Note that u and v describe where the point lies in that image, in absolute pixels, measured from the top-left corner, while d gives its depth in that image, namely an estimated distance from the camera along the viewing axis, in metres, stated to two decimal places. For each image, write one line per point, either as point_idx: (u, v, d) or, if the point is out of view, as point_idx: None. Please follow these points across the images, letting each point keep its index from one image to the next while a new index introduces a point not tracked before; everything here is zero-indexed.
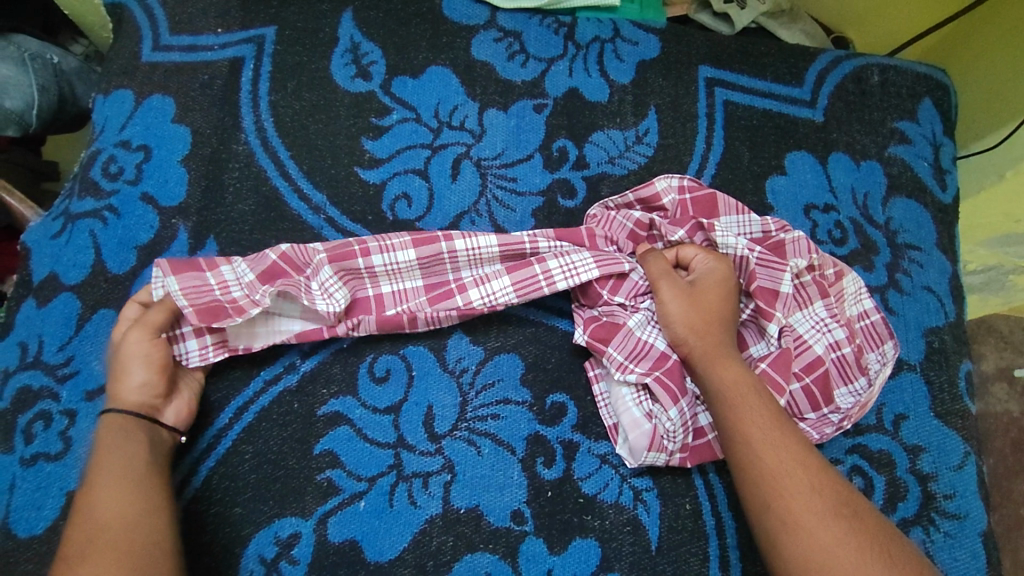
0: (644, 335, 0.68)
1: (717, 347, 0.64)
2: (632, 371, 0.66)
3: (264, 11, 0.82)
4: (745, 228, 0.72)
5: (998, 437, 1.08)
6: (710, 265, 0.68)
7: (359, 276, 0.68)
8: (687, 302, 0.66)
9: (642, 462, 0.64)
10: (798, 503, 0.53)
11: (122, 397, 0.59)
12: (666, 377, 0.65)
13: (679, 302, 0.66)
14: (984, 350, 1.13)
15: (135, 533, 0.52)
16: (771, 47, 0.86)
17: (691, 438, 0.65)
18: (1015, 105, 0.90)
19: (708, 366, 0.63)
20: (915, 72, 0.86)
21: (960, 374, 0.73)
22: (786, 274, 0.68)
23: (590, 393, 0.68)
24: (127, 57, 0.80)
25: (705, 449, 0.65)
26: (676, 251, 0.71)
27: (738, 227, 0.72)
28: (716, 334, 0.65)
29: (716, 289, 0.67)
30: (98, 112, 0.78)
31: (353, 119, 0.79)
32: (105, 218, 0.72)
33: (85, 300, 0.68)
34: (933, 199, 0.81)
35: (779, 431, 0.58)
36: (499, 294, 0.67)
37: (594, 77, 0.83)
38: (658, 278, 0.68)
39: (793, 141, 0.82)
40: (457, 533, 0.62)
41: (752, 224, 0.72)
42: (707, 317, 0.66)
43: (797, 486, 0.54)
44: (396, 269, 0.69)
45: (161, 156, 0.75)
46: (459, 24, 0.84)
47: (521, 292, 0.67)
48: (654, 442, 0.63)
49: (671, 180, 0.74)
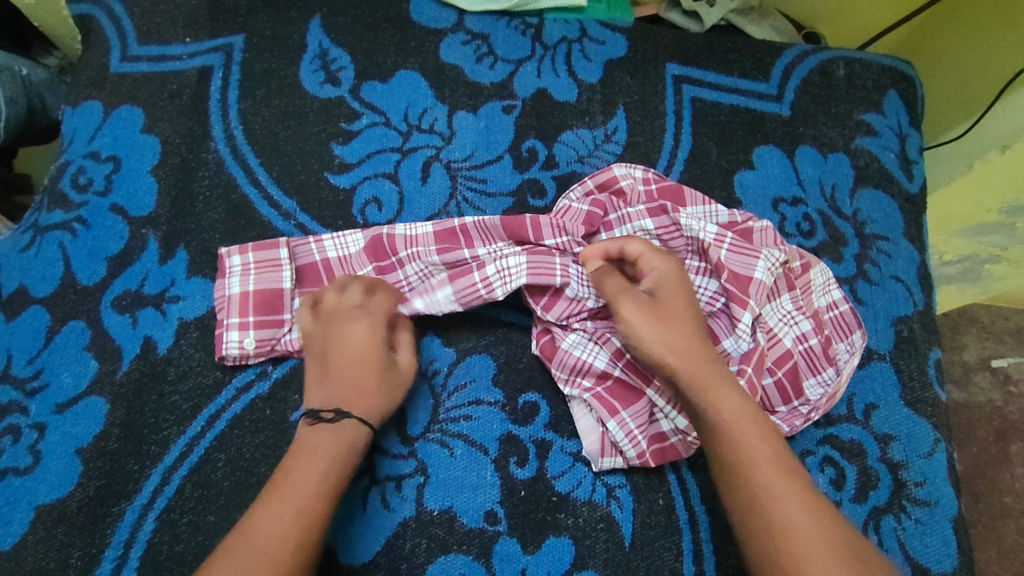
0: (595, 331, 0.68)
1: (702, 367, 0.61)
2: (578, 384, 0.67)
3: (232, 20, 0.82)
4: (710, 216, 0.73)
5: (982, 427, 1.09)
6: (660, 267, 0.66)
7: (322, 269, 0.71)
8: (654, 321, 0.63)
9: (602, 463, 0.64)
10: (797, 531, 0.53)
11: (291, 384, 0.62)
12: (608, 393, 0.66)
13: (648, 322, 0.63)
14: (965, 341, 1.14)
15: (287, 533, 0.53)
16: (737, 43, 0.87)
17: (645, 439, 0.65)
18: (982, 95, 0.91)
19: (698, 391, 0.60)
20: (879, 65, 0.87)
21: (930, 362, 0.74)
22: (759, 262, 0.68)
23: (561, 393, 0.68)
24: (95, 68, 0.80)
25: (670, 450, 0.65)
26: (619, 246, 0.68)
27: (704, 213, 0.73)
28: (698, 355, 0.62)
29: (678, 293, 0.65)
30: (67, 124, 0.78)
31: (322, 125, 0.79)
32: (74, 230, 0.72)
33: (55, 313, 0.68)
34: (900, 189, 0.82)
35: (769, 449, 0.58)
36: (444, 305, 0.67)
37: (563, 77, 0.83)
38: (617, 297, 0.65)
39: (761, 136, 0.83)
40: (430, 535, 0.62)
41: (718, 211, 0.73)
42: (677, 332, 0.63)
43: (789, 505, 0.54)
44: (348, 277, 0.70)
45: (130, 167, 0.75)
46: (427, 28, 0.84)
47: (462, 301, 0.67)
48: (605, 447, 0.65)
49: (633, 171, 0.75)
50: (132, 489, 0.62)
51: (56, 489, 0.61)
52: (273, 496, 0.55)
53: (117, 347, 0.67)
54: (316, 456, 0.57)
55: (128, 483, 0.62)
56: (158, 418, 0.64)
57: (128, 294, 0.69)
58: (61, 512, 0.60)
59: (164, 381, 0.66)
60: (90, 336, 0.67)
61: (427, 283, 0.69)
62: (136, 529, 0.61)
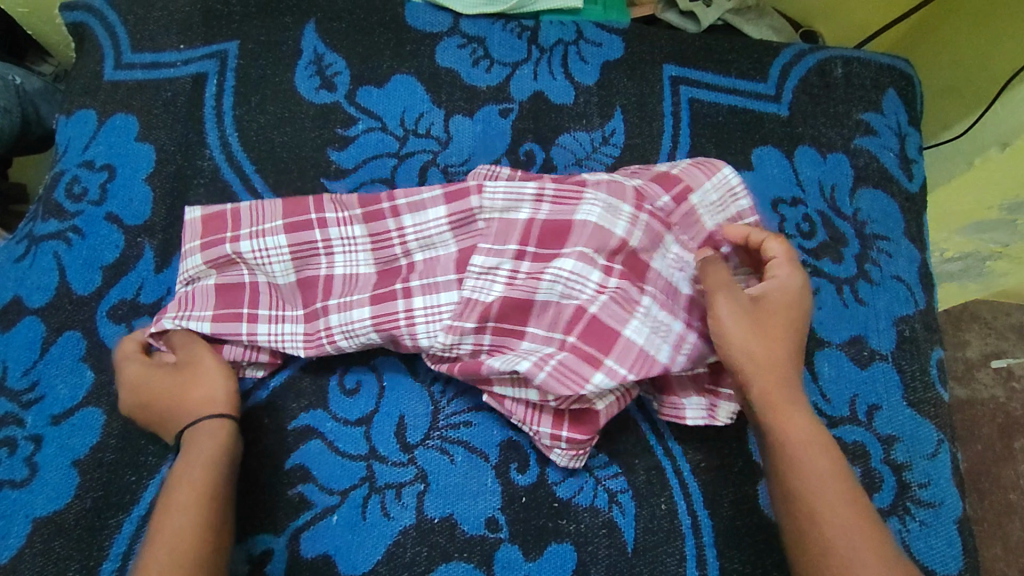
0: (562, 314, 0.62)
1: (780, 387, 0.58)
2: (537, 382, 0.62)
3: (226, 26, 0.82)
4: (725, 204, 0.69)
5: (986, 424, 1.09)
6: (785, 277, 0.62)
7: (314, 252, 0.67)
8: (745, 324, 0.59)
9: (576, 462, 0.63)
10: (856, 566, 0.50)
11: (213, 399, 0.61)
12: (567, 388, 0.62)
13: (742, 323, 0.59)
14: (968, 338, 1.14)
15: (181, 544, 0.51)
16: (734, 44, 0.87)
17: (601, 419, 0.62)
18: (982, 93, 0.91)
19: (768, 410, 0.57)
20: (878, 63, 0.87)
21: (932, 361, 0.73)
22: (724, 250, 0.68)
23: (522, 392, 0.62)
24: (89, 76, 0.79)
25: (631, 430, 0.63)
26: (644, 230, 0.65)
27: (719, 197, 0.69)
28: (783, 370, 0.59)
29: (781, 310, 0.61)
30: (61, 133, 0.77)
31: (318, 131, 0.78)
32: (69, 239, 0.71)
33: (50, 324, 0.67)
34: (900, 188, 0.81)
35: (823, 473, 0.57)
36: (443, 312, 0.64)
37: (559, 79, 0.83)
38: (717, 291, 0.61)
39: (759, 136, 0.82)
40: (431, 543, 0.61)
41: (733, 196, 0.69)
42: (764, 335, 0.59)
43: (849, 539, 0.51)
44: (349, 302, 0.65)
45: (125, 175, 0.74)
46: (422, 31, 0.84)
47: (459, 316, 0.63)
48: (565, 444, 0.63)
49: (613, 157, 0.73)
50: (129, 501, 0.61)
51: (53, 501, 0.60)
52: (157, 534, 0.52)
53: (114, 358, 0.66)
54: (191, 487, 0.54)
55: (126, 494, 0.61)
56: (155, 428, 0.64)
57: (124, 304, 0.69)
58: (58, 525, 0.59)
59: None
60: (86, 346, 0.67)
61: (432, 285, 0.65)
62: (134, 541, 0.60)
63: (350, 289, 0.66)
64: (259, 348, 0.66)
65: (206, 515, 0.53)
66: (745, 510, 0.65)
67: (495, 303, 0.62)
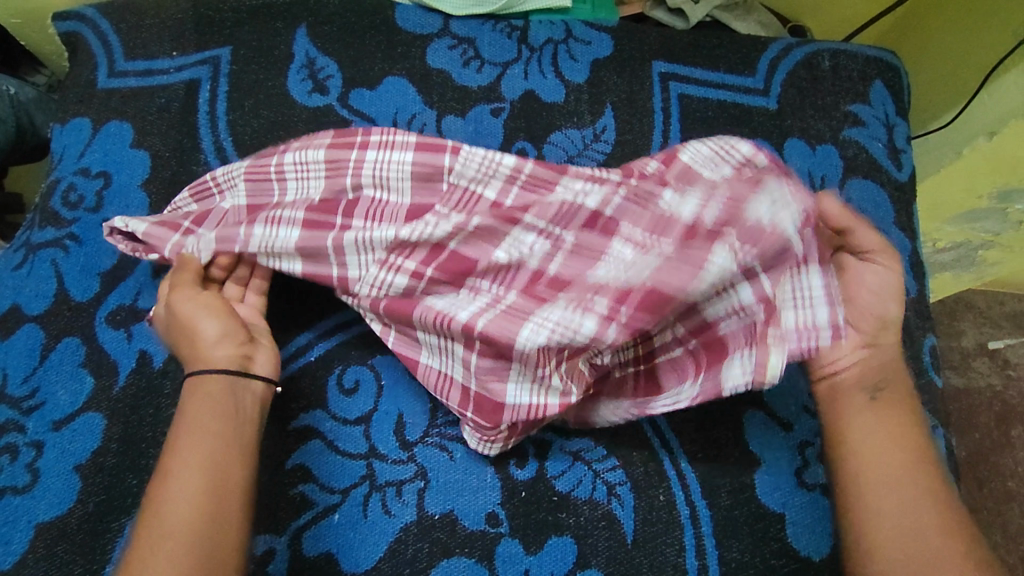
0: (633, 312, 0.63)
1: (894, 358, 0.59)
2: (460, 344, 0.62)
3: (218, 32, 0.82)
4: (715, 162, 0.64)
5: (983, 412, 1.10)
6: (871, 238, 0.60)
7: (269, 178, 0.68)
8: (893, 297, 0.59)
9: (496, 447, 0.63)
10: (895, 494, 0.54)
11: (207, 358, 0.59)
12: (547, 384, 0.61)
13: (886, 301, 0.59)
14: (963, 327, 1.15)
15: (170, 518, 0.50)
16: (722, 39, 0.88)
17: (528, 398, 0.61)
18: (967, 84, 0.92)
19: (880, 366, 0.59)
20: (865, 55, 0.88)
21: (925, 349, 0.74)
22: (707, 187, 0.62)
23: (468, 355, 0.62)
24: (83, 85, 0.80)
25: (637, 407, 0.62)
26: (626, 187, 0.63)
27: (712, 152, 0.65)
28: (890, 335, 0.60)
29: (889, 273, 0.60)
30: (56, 141, 0.78)
31: (312, 134, 0.79)
32: (67, 246, 0.72)
33: (49, 330, 0.68)
34: (889, 178, 0.82)
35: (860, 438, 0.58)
36: (376, 240, 0.62)
37: (550, 78, 0.84)
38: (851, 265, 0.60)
39: (749, 130, 0.83)
40: (433, 539, 0.62)
41: (732, 146, 0.65)
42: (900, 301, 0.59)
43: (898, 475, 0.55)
44: (278, 218, 0.65)
45: (121, 182, 0.75)
46: (412, 33, 0.84)
47: (393, 246, 0.62)
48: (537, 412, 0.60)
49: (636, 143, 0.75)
50: (131, 504, 0.62)
51: (55, 507, 0.61)
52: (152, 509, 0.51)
53: (113, 363, 0.67)
54: (195, 454, 0.54)
55: (128, 498, 0.62)
56: (156, 431, 0.64)
57: (122, 309, 0.69)
58: (61, 530, 0.60)
59: (161, 395, 0.66)
60: (85, 352, 0.67)
61: (376, 217, 0.65)
62: None
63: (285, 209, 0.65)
64: None
65: (198, 485, 0.52)
66: (743, 500, 0.65)
67: (454, 272, 0.62)
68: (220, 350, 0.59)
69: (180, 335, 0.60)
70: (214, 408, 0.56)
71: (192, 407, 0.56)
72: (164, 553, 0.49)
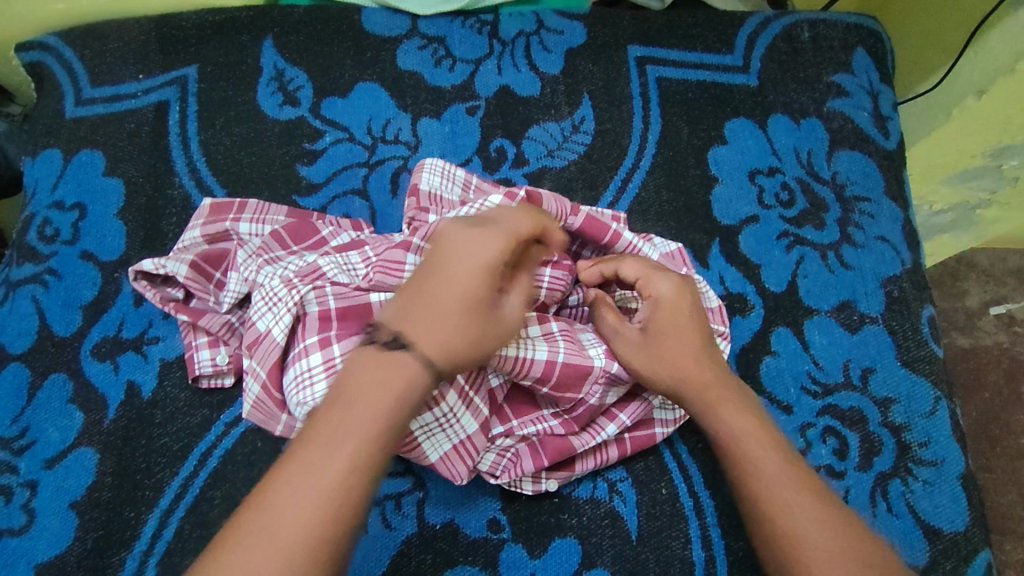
0: (477, 443, 0.59)
1: (705, 394, 0.57)
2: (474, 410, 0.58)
3: (183, 51, 0.81)
4: (449, 179, 0.70)
5: (991, 370, 1.08)
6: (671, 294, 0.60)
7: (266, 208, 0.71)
8: (689, 324, 0.59)
9: (553, 481, 0.62)
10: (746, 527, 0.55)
11: (427, 337, 0.50)
12: (551, 443, 0.61)
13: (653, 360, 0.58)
14: (966, 287, 1.14)
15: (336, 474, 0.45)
16: (698, 17, 0.85)
17: (527, 463, 0.61)
18: (951, 45, 0.90)
19: (706, 416, 0.57)
20: (845, 22, 0.86)
21: (923, 319, 0.73)
22: None
23: (445, 453, 0.58)
24: (51, 115, 0.79)
25: (563, 445, 0.61)
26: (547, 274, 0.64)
27: (442, 179, 0.70)
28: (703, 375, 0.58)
29: (678, 318, 0.59)
30: (28, 175, 0.77)
31: (286, 147, 0.78)
32: (46, 282, 0.71)
33: (34, 368, 0.67)
34: (878, 147, 0.80)
35: (748, 463, 0.54)
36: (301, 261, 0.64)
37: (524, 71, 0.82)
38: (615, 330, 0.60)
39: (731, 109, 0.81)
40: (435, 550, 0.61)
41: (451, 172, 0.71)
42: (651, 351, 0.58)
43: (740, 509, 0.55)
44: (263, 216, 0.70)
45: (97, 212, 0.74)
46: (381, 36, 0.83)
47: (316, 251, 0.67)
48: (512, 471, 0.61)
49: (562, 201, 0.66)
50: (130, 537, 0.61)
51: (53, 546, 0.60)
52: (318, 456, 0.45)
53: (102, 396, 0.66)
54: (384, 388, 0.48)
55: (127, 531, 0.61)
56: (150, 462, 0.64)
57: (106, 340, 0.68)
58: (61, 568, 0.60)
59: (152, 424, 0.65)
60: (73, 388, 0.66)
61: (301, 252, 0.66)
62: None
63: (264, 210, 0.71)
64: (224, 370, 0.66)
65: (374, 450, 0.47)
66: None
67: None
68: (437, 344, 0.50)
69: (468, 304, 0.51)
70: (394, 383, 0.48)
71: (373, 362, 0.49)
72: (337, 481, 0.45)
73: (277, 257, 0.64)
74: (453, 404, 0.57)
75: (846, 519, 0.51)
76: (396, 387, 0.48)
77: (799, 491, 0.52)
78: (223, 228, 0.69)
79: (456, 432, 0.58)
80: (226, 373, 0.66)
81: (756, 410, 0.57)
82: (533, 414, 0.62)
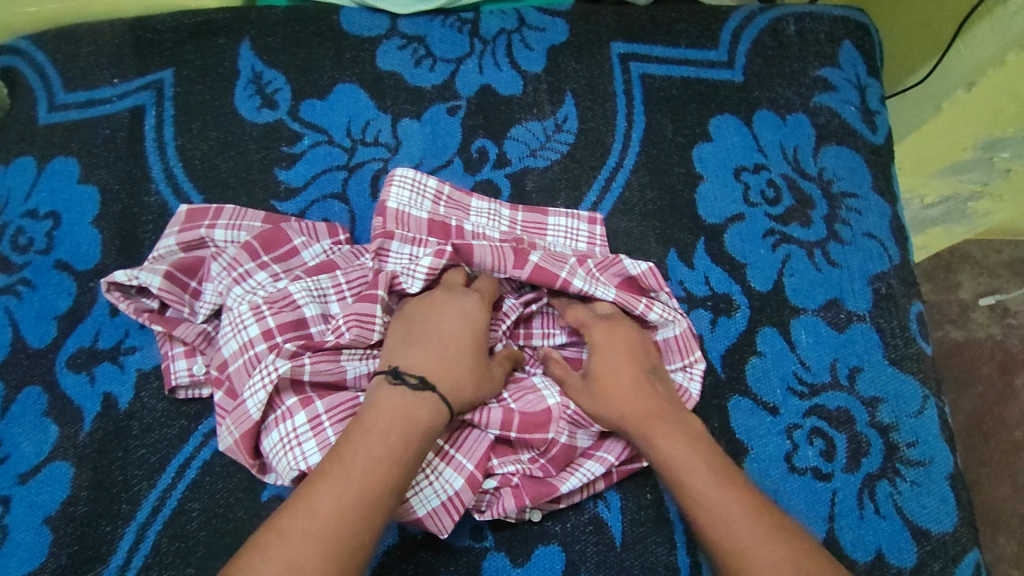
0: (465, 498, 0.58)
1: (645, 419, 0.57)
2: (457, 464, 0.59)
3: (158, 54, 0.79)
4: (420, 192, 0.70)
5: (985, 363, 1.07)
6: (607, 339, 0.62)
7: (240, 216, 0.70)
8: (624, 355, 0.61)
9: (537, 510, 0.62)
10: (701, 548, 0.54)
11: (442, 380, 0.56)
12: (536, 484, 0.60)
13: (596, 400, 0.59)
14: (959, 279, 1.13)
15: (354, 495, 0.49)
16: (681, 13, 0.84)
17: (509, 502, 0.60)
18: (940, 36, 0.88)
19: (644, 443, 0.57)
20: (831, 16, 0.84)
21: (911, 316, 0.72)
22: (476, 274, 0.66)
23: (433, 511, 0.58)
24: (25, 122, 0.77)
25: (546, 485, 0.60)
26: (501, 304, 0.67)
27: (411, 192, 0.69)
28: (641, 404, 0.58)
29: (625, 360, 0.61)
30: (2, 183, 0.75)
31: (264, 151, 0.77)
32: (20, 292, 0.70)
33: (8, 381, 0.66)
34: (865, 142, 0.79)
35: (689, 487, 0.53)
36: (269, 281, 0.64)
37: (506, 70, 0.81)
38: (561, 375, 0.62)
39: (716, 106, 0.80)
40: (417, 560, 0.60)
41: (423, 183, 0.70)
42: (596, 390, 0.59)
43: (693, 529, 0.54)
44: (237, 224, 0.69)
45: (71, 220, 0.73)
46: (359, 36, 0.81)
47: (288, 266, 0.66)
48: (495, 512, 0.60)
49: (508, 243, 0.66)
50: (106, 552, 0.60)
51: (28, 562, 0.59)
52: (345, 474, 0.50)
53: (78, 409, 0.65)
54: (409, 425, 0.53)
55: (103, 546, 0.60)
56: (126, 475, 0.63)
57: (82, 351, 0.67)
58: None
59: (129, 436, 0.64)
60: (47, 400, 0.65)
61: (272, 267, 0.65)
62: None
63: (240, 216, 0.70)
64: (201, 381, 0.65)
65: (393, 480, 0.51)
66: None
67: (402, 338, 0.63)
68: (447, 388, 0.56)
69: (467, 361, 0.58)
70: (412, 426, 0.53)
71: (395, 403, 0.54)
72: (356, 500, 0.49)
73: (246, 272, 0.64)
74: (431, 460, 0.59)
75: (786, 527, 0.51)
76: (422, 424, 0.53)
77: (743, 512, 0.51)
78: (198, 235, 0.68)
79: (443, 487, 0.58)
80: (203, 383, 0.65)
81: (692, 431, 0.57)
82: (511, 454, 0.62)
